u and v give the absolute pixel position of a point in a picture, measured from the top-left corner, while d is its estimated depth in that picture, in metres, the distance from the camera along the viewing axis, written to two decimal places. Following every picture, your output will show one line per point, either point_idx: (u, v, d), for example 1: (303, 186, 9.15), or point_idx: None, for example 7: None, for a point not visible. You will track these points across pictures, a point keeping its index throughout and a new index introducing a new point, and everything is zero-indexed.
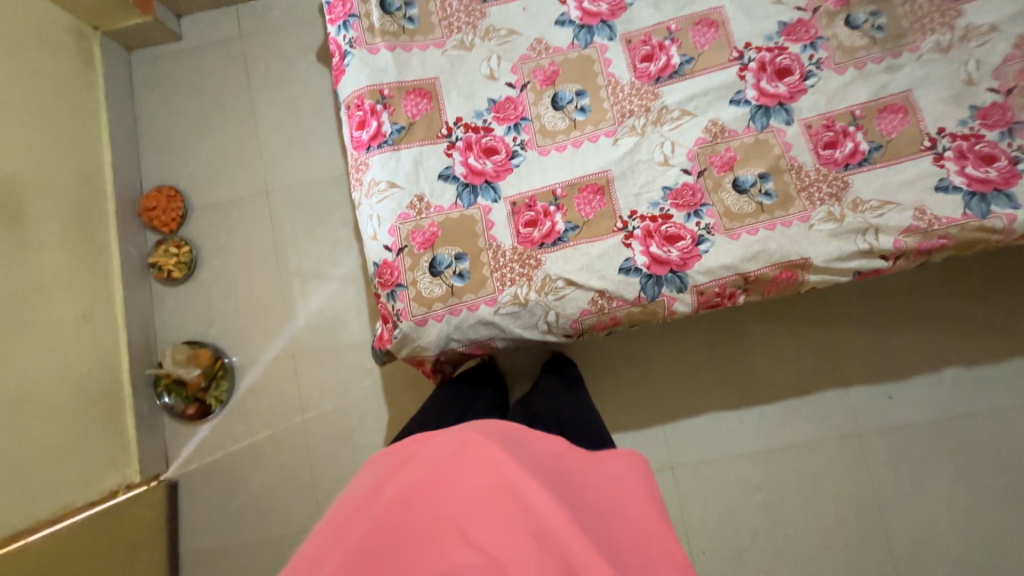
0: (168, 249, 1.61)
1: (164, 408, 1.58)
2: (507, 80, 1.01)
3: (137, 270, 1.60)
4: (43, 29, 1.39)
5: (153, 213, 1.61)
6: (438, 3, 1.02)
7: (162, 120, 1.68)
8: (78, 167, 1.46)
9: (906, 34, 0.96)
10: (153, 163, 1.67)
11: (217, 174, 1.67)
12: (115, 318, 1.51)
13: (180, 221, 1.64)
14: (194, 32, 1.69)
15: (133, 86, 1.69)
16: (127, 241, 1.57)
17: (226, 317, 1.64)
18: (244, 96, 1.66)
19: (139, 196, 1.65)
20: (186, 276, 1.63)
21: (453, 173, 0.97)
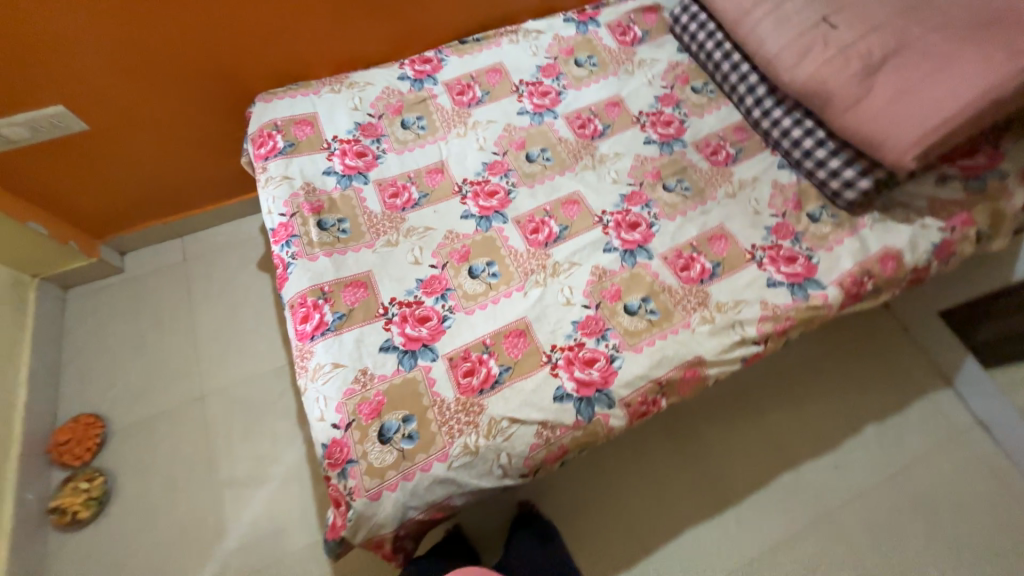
0: (77, 484, 1.44)
1: None
2: (429, 262, 1.23)
3: (33, 520, 1.39)
4: None
5: (65, 445, 1.48)
6: (365, 216, 1.29)
7: (91, 348, 1.68)
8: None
9: (704, 190, 1.38)
10: (73, 393, 1.61)
11: (147, 389, 1.63)
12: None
13: (96, 449, 1.52)
14: (136, 263, 1.84)
15: (64, 320, 1.72)
16: (26, 487, 1.40)
17: (141, 555, 1.41)
18: (183, 311, 1.76)
19: (51, 431, 1.53)
20: (94, 513, 1.43)
21: (393, 343, 1.10)
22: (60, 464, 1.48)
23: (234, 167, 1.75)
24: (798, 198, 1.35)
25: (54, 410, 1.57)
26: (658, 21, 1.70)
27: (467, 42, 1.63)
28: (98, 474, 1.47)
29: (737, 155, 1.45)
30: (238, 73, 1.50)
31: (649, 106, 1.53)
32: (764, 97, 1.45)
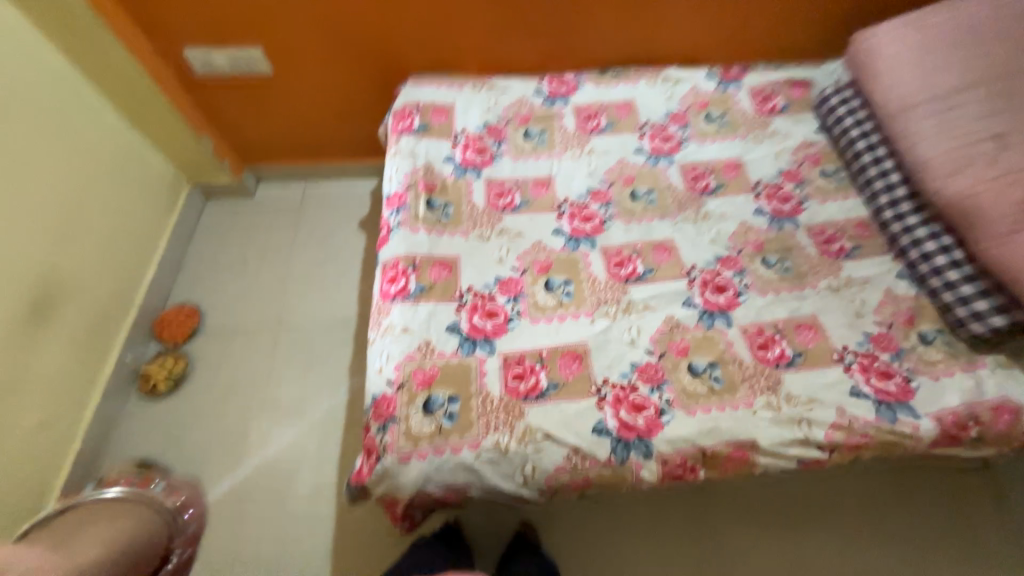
0: (165, 360, 1.68)
1: None
2: (512, 264, 1.29)
3: (125, 377, 1.63)
4: (151, 178, 1.77)
5: (168, 325, 1.74)
6: (468, 207, 1.39)
7: (210, 252, 1.95)
8: (117, 281, 1.63)
9: (806, 275, 1.31)
10: (186, 284, 1.87)
11: (240, 300, 1.85)
12: (76, 426, 1.46)
13: (187, 337, 1.75)
14: (265, 193, 2.10)
15: (198, 223, 2.01)
16: (129, 349, 1.64)
17: (192, 439, 1.59)
18: (288, 244, 1.98)
19: (160, 310, 1.79)
20: (169, 390, 1.65)
21: (459, 327, 1.16)
22: (159, 339, 1.73)
23: (368, 134, 1.96)
24: (912, 314, 1.24)
25: (167, 294, 1.83)
26: (804, 97, 1.66)
27: (606, 74, 1.70)
28: (182, 358, 1.69)
29: (855, 250, 1.36)
30: (399, 56, 1.68)
31: (770, 177, 1.49)
32: (902, 199, 1.35)
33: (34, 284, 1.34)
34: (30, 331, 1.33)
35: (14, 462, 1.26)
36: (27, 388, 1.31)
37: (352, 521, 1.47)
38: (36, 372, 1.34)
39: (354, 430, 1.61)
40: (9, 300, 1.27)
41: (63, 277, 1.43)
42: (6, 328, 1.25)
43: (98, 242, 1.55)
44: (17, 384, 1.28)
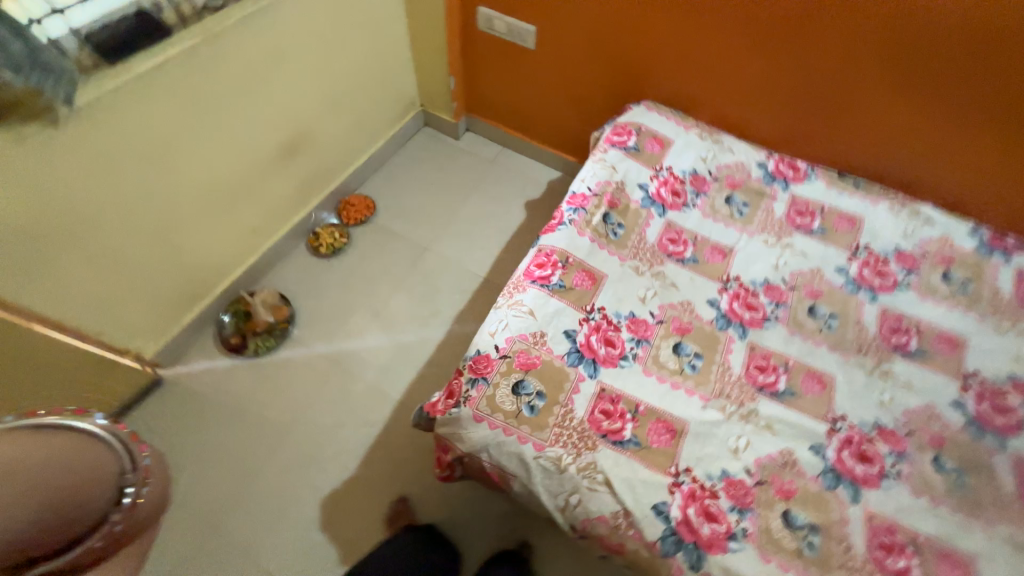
0: (334, 232, 1.97)
1: (217, 323, 1.73)
2: (651, 309, 1.25)
3: (304, 228, 1.95)
4: (397, 90, 2.08)
5: (350, 207, 2.04)
6: (638, 237, 1.37)
7: (406, 166, 2.23)
8: (338, 156, 1.95)
9: (984, 506, 1.05)
10: (377, 181, 2.17)
11: (406, 215, 2.10)
12: (259, 246, 1.80)
13: (356, 223, 2.03)
14: (468, 140, 2.33)
15: (409, 139, 2.30)
16: (317, 209, 1.97)
17: (319, 301, 1.85)
18: (462, 191, 2.19)
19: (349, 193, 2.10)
20: (325, 254, 1.94)
21: (575, 336, 1.16)
22: (338, 213, 2.04)
23: (577, 133, 2.05)
24: None
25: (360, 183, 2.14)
26: None
27: (845, 180, 1.54)
28: (345, 237, 1.97)
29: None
30: (646, 78, 1.72)
31: (993, 377, 1.22)
32: None
33: (293, 132, 1.67)
34: (273, 164, 1.66)
35: (215, 245, 1.61)
36: (250, 202, 1.65)
37: (392, 440, 1.61)
38: (260, 194, 1.67)
39: (432, 369, 1.74)
40: (274, 136, 1.60)
41: (311, 137, 1.76)
42: (262, 154, 1.59)
43: (342, 122, 1.87)
44: (246, 196, 1.62)
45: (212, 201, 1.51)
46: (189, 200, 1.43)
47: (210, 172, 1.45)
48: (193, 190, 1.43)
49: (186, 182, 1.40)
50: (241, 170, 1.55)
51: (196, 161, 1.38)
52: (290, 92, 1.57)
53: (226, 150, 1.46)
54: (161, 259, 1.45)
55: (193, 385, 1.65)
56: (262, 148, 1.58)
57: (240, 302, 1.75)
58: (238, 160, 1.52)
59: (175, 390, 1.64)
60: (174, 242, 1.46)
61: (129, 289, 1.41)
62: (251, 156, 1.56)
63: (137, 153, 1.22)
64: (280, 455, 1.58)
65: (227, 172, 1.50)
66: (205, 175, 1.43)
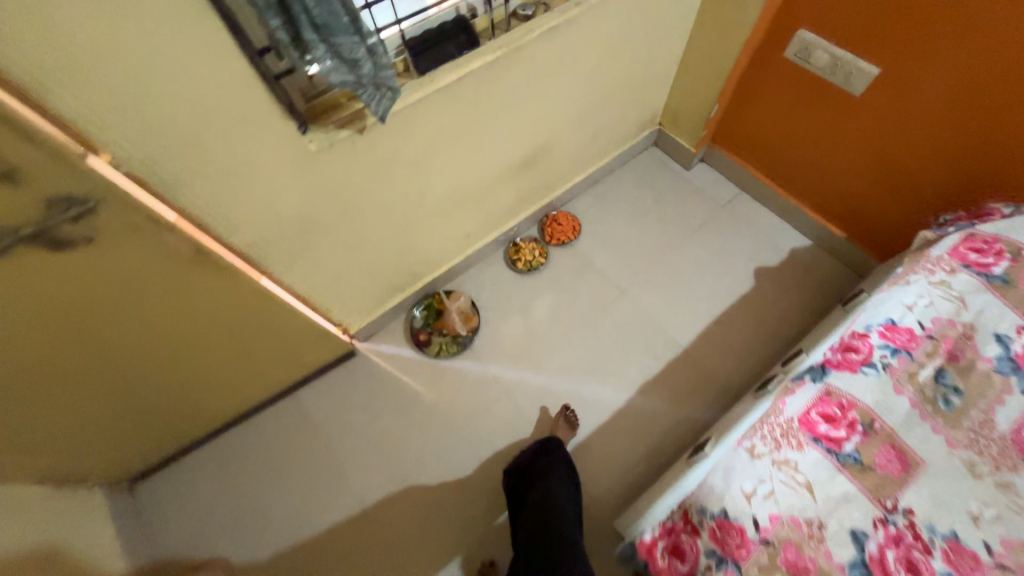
0: (535, 248, 1.86)
1: (409, 314, 1.76)
2: (989, 539, 0.85)
3: (506, 237, 1.87)
4: (645, 106, 1.80)
5: (558, 225, 1.89)
6: (982, 415, 0.94)
7: (622, 189, 1.99)
8: (564, 171, 1.78)
9: None
10: (588, 200, 1.97)
11: (610, 248, 1.88)
12: (465, 250, 1.76)
13: (557, 243, 1.88)
14: (700, 173, 1.99)
15: (632, 157, 2.04)
16: (524, 221, 1.86)
17: (503, 318, 1.77)
18: (679, 235, 1.89)
19: (557, 207, 1.95)
20: (520, 270, 1.83)
21: (864, 543, 0.85)
22: (541, 228, 1.91)
23: (862, 209, 1.59)
24: None
25: (571, 197, 1.97)
26: None
27: None
28: (543, 258, 1.85)
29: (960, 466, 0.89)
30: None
31: None
32: None
33: (539, 147, 1.53)
34: (511, 176, 1.56)
35: (433, 245, 1.58)
36: (477, 210, 1.59)
37: None
38: (487, 204, 1.60)
39: (601, 436, 1.56)
40: (522, 149, 1.48)
41: (552, 151, 1.61)
42: (505, 166, 1.49)
43: (582, 139, 1.68)
44: (477, 205, 1.56)
45: (449, 207, 1.47)
46: (430, 206, 1.39)
47: (459, 181, 1.39)
48: (439, 196, 1.39)
49: (438, 190, 1.35)
50: (483, 180, 1.46)
51: (454, 170, 1.33)
52: (554, 108, 1.41)
53: (479, 162, 1.37)
54: (390, 254, 1.47)
55: (377, 368, 1.71)
56: (507, 161, 1.47)
57: (437, 299, 1.75)
58: (485, 172, 1.44)
59: (362, 367, 1.73)
60: (407, 241, 1.46)
61: (361, 278, 1.46)
62: (496, 169, 1.47)
63: (414, 163, 1.18)
64: (435, 470, 1.57)
65: (472, 181, 1.43)
66: (454, 183, 1.38)
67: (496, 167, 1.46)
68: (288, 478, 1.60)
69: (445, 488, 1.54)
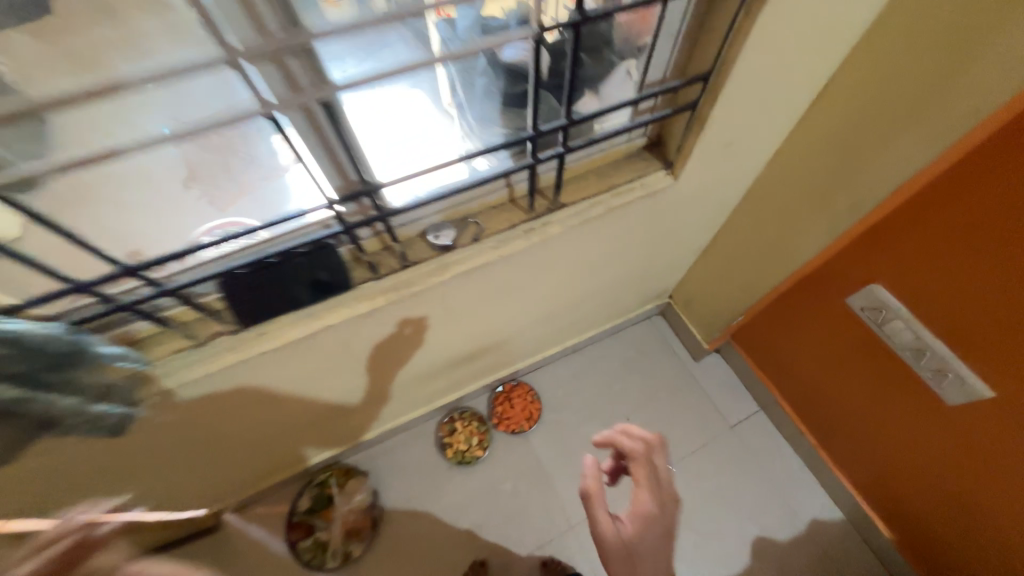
0: (476, 432, 1.45)
1: (297, 494, 1.38)
2: None
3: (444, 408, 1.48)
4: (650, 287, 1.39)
5: (514, 407, 1.48)
6: None
7: (605, 367, 1.57)
8: (525, 349, 1.37)
9: None
10: (559, 373, 1.56)
11: (572, 449, 1.45)
12: (380, 425, 1.38)
13: (504, 430, 1.47)
14: (708, 369, 1.56)
15: (628, 326, 1.63)
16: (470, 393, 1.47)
17: (409, 526, 1.36)
18: (663, 454, 1.43)
19: (518, 377, 1.55)
20: (449, 459, 1.42)
21: None
22: (492, 404, 1.50)
23: (948, 530, 1.05)
24: None
25: (538, 367, 1.56)
26: None
27: None
28: (484, 450, 1.43)
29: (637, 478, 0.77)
30: None
31: None
32: None
33: (479, 345, 1.15)
34: (438, 371, 1.18)
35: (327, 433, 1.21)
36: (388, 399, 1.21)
37: None
38: (404, 394, 1.22)
39: None
40: (449, 351, 1.10)
41: (503, 343, 1.21)
42: (424, 368, 1.11)
43: (553, 324, 1.28)
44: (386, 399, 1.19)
45: (339, 410, 1.10)
46: (311, 414, 1.03)
47: (348, 391, 1.02)
48: (319, 405, 1.02)
49: (309, 402, 0.98)
50: (391, 382, 1.09)
51: (337, 385, 0.96)
52: (497, 317, 1.03)
53: (377, 373, 1.00)
54: (250, 453, 1.10)
55: (235, 557, 1.32)
56: (426, 364, 1.09)
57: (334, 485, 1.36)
58: (389, 379, 1.06)
59: (219, 550, 1.34)
60: (276, 440, 1.10)
61: (205, 478, 1.09)
62: (411, 372, 1.09)
63: (252, 395, 0.83)
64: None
65: (370, 387, 1.06)
66: (339, 394, 1.01)
67: (408, 374, 1.08)
68: None
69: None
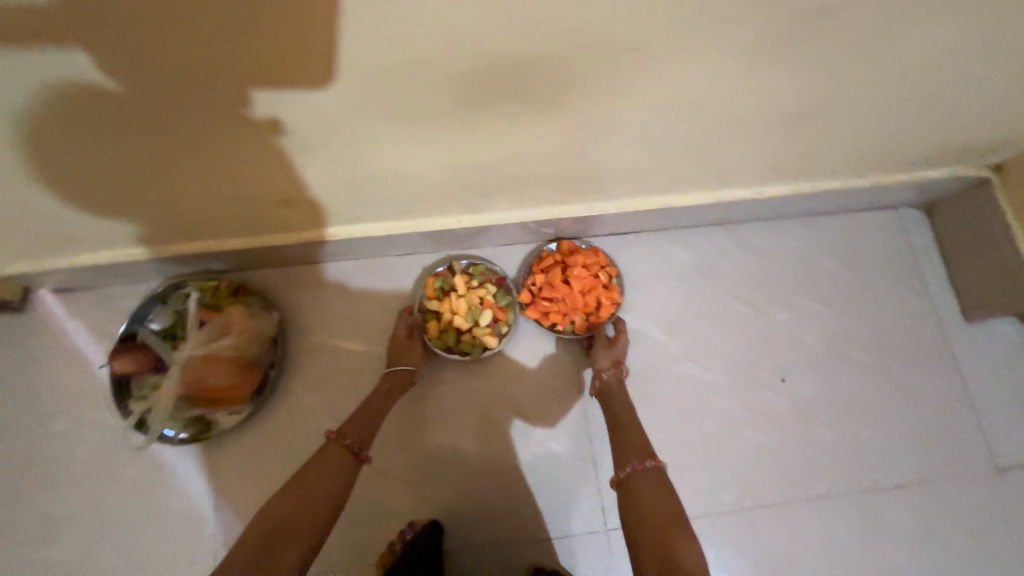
0: (489, 307, 0.74)
1: (145, 305, 0.74)
2: None
3: (441, 241, 0.77)
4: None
5: (569, 283, 0.73)
6: None
7: (769, 269, 0.78)
8: (644, 156, 0.59)
9: None
10: (673, 252, 0.79)
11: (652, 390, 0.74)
12: (308, 222, 0.70)
13: (546, 318, 0.74)
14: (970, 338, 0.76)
15: (843, 210, 0.79)
16: (495, 229, 0.74)
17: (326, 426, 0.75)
18: (830, 474, 0.71)
19: (596, 235, 0.79)
20: (433, 341, 0.74)
21: None
22: (528, 271, 0.76)
23: None
24: None
25: (636, 231, 0.79)
26: None
27: None
28: (496, 341, 0.74)
29: (601, 370, 0.69)
30: None
31: None
32: None
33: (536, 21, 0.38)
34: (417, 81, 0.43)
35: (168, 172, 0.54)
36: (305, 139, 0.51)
37: None
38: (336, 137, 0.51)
39: None
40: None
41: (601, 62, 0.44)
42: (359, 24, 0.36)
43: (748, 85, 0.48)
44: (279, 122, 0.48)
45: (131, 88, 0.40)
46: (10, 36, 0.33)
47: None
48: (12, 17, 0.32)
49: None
50: (268, 34, 0.36)
51: None
52: None
53: None
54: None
55: (36, 360, 0.77)
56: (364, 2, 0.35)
57: (200, 307, 0.74)
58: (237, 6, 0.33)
59: (13, 341, 0.78)
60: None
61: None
62: (317, 13, 0.35)
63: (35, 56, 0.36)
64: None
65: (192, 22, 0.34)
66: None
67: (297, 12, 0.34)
68: None
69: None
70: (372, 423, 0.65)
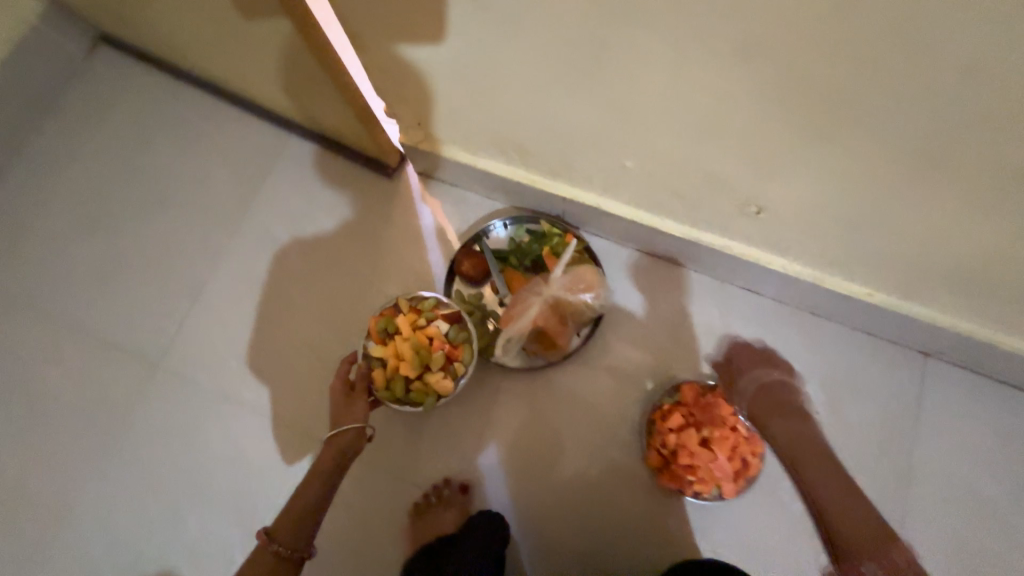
0: (440, 346, 0.72)
1: (493, 231, 0.82)
2: None
3: (785, 295, 0.74)
4: None
5: (709, 446, 0.65)
6: None
7: None
8: None
9: None
10: None
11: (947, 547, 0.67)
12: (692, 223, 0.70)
13: (681, 478, 0.66)
14: None
15: None
16: (862, 313, 0.69)
17: (612, 419, 0.75)
18: None
19: (956, 364, 0.71)
20: (383, 393, 0.71)
21: None
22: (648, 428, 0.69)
23: None
24: None
25: (1007, 381, 0.70)
26: None
27: None
28: (454, 386, 0.71)
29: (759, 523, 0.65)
30: None
31: None
32: None
33: None
34: None
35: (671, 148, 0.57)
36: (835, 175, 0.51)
37: None
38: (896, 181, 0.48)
39: None
40: None
41: None
42: None
43: None
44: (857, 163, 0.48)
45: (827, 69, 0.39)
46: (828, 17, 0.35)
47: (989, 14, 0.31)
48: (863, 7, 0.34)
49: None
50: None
51: None
52: None
53: None
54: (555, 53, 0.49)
55: (383, 220, 0.88)
56: None
57: (574, 256, 0.76)
58: None
59: (373, 195, 0.90)
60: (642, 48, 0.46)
61: (477, 34, 0.53)
62: None
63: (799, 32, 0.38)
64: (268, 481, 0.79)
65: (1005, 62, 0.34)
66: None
67: None
68: (171, 204, 0.94)
69: (255, 515, 0.80)
70: (307, 524, 0.65)
